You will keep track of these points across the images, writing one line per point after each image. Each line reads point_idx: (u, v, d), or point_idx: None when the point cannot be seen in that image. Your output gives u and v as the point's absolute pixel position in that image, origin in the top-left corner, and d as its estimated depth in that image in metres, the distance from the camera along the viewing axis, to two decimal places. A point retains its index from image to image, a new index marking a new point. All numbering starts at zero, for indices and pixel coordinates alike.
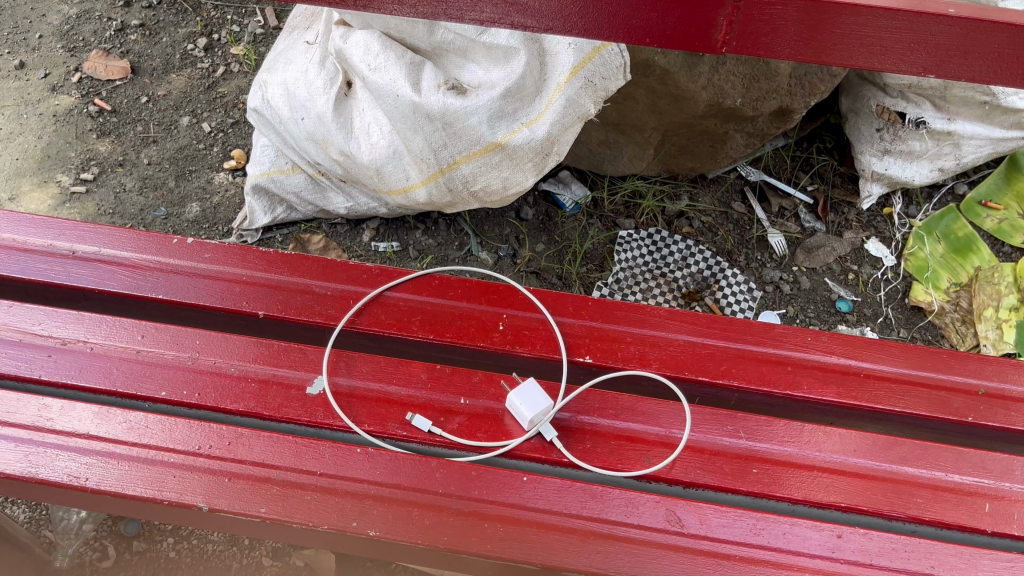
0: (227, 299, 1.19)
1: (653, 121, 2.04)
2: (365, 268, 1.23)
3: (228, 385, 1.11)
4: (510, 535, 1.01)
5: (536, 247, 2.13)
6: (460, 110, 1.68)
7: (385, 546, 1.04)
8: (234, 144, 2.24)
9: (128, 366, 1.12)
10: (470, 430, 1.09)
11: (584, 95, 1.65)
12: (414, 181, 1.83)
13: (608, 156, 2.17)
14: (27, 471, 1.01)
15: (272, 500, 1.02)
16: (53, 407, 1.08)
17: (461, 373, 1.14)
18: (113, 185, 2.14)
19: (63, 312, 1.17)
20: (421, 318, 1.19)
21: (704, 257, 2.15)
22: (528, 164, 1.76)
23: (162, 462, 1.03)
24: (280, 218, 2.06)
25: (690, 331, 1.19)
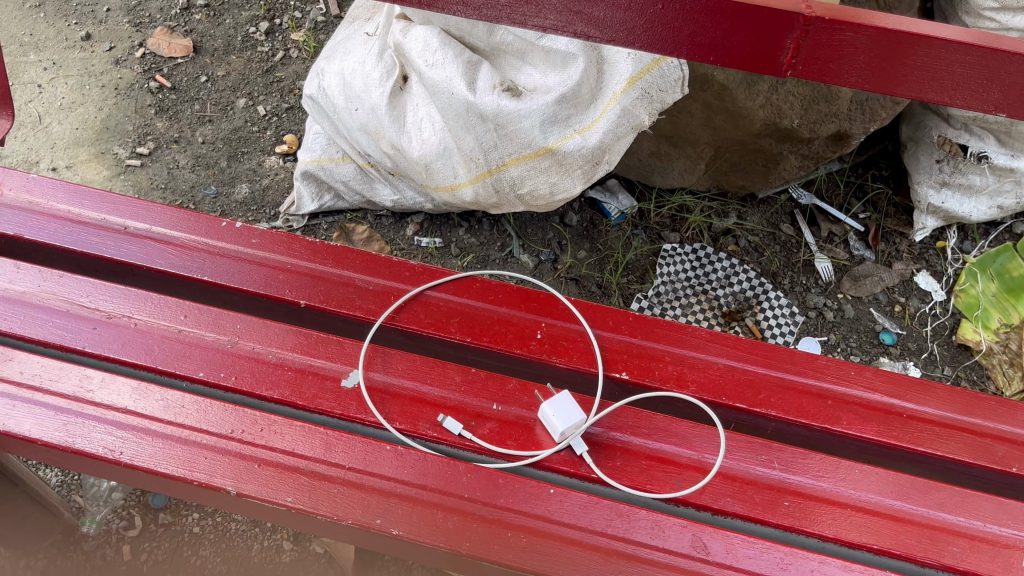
0: (271, 286, 1.20)
1: (707, 136, 2.02)
2: (408, 266, 1.24)
3: (265, 371, 1.12)
4: (533, 547, 1.00)
5: (577, 254, 2.12)
6: (513, 112, 1.68)
7: (406, 546, 1.04)
8: (287, 129, 2.27)
9: (168, 345, 1.13)
10: (500, 437, 1.08)
11: (639, 106, 1.64)
12: (461, 179, 1.84)
13: (658, 168, 2.16)
14: (64, 441, 1.03)
15: (299, 489, 1.02)
16: (93, 379, 1.10)
17: (496, 379, 1.14)
18: (167, 161, 2.18)
19: (111, 286, 1.18)
20: (459, 320, 1.18)
21: (748, 277, 2.12)
22: (578, 171, 1.75)
23: (194, 443, 1.05)
24: (327, 205, 2.08)
25: (731, 356, 1.17)
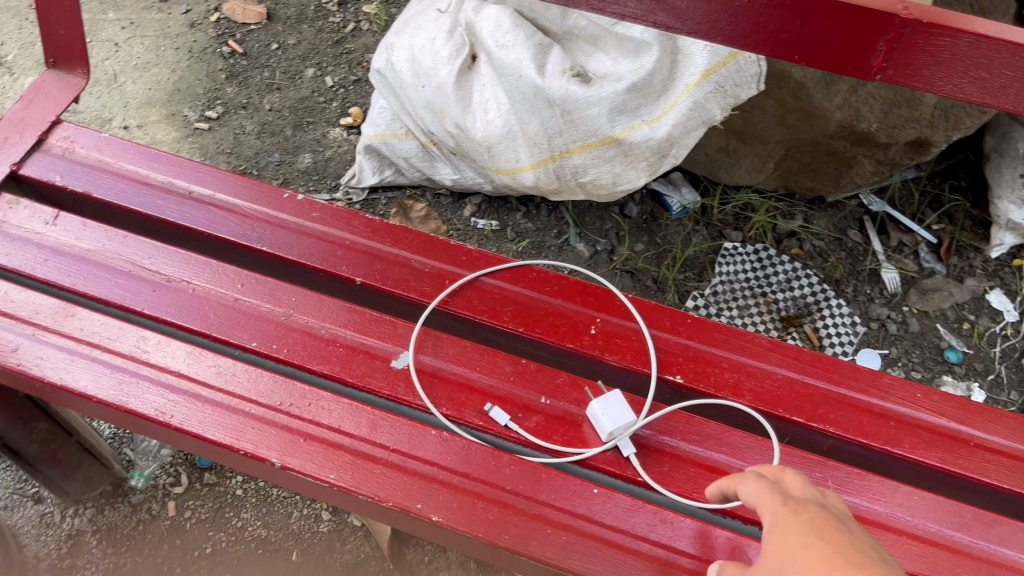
0: (327, 262, 1.20)
1: (779, 134, 1.97)
2: (465, 251, 1.22)
3: (317, 346, 1.12)
4: (573, 546, 0.98)
5: (635, 246, 2.08)
6: (581, 99, 1.66)
7: (444, 534, 1.03)
8: (353, 101, 2.27)
9: (224, 313, 1.14)
10: (546, 432, 1.07)
11: (712, 101, 1.60)
12: (523, 164, 1.81)
13: (725, 164, 2.11)
14: (118, 399, 1.05)
15: (343, 467, 1.02)
16: (149, 340, 1.11)
17: (546, 372, 1.12)
18: (234, 126, 2.20)
19: (172, 250, 1.19)
20: (513, 309, 1.17)
21: (810, 282, 2.06)
22: (643, 163, 1.72)
23: (243, 412, 1.06)
24: (387, 180, 2.08)
25: (790, 367, 1.13)
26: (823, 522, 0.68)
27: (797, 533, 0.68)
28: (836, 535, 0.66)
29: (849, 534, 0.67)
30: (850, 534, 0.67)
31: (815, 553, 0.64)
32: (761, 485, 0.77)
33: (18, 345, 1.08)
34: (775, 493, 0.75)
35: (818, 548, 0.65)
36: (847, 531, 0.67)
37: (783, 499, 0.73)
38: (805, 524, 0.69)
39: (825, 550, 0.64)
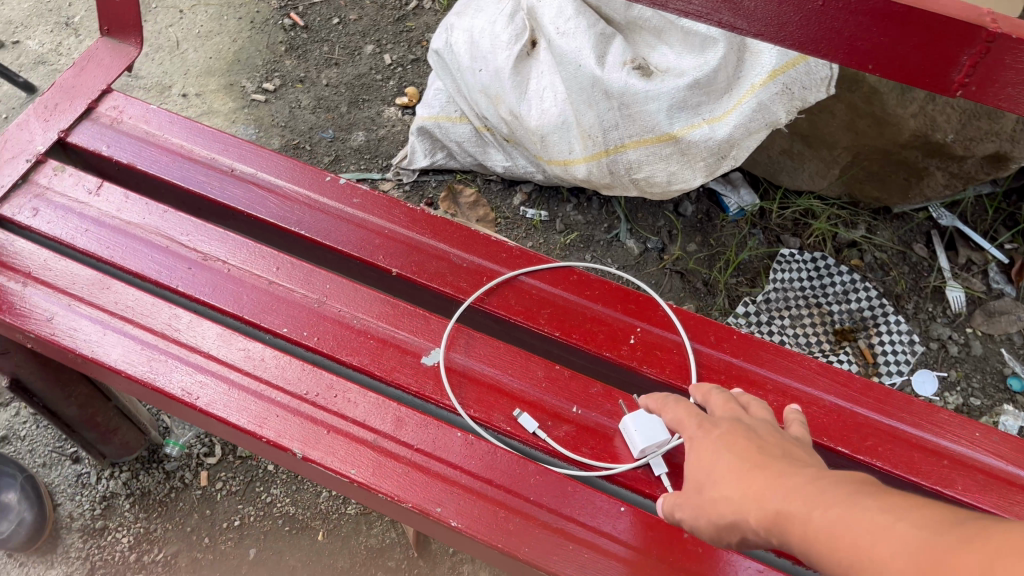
0: (365, 250, 1.17)
1: (847, 140, 1.90)
2: (505, 248, 1.18)
3: (347, 336, 1.10)
4: (594, 565, 0.94)
5: (687, 247, 2.02)
6: (641, 93, 1.60)
7: (462, 540, 0.99)
8: (410, 81, 2.24)
9: (257, 296, 1.12)
10: (575, 443, 1.03)
11: (778, 103, 1.52)
12: (576, 155, 1.77)
13: (787, 166, 2.04)
14: (146, 376, 1.04)
15: (364, 463, 1.00)
16: (182, 319, 1.10)
17: (580, 380, 1.08)
18: (290, 99, 2.20)
19: (210, 227, 1.18)
20: (550, 312, 1.13)
21: (868, 296, 1.97)
22: (700, 163, 1.65)
23: (268, 399, 1.04)
24: (438, 163, 2.05)
25: (839, 394, 1.07)
26: (738, 434, 0.73)
27: (713, 447, 0.72)
28: (750, 443, 0.71)
29: (761, 442, 0.72)
30: (761, 442, 0.72)
31: (733, 462, 0.69)
32: (683, 407, 0.81)
33: (53, 315, 1.08)
34: (694, 415, 0.78)
35: (735, 457, 0.70)
36: (760, 440, 0.72)
37: (699, 421, 0.77)
38: (718, 438, 0.73)
39: (741, 460, 0.69)
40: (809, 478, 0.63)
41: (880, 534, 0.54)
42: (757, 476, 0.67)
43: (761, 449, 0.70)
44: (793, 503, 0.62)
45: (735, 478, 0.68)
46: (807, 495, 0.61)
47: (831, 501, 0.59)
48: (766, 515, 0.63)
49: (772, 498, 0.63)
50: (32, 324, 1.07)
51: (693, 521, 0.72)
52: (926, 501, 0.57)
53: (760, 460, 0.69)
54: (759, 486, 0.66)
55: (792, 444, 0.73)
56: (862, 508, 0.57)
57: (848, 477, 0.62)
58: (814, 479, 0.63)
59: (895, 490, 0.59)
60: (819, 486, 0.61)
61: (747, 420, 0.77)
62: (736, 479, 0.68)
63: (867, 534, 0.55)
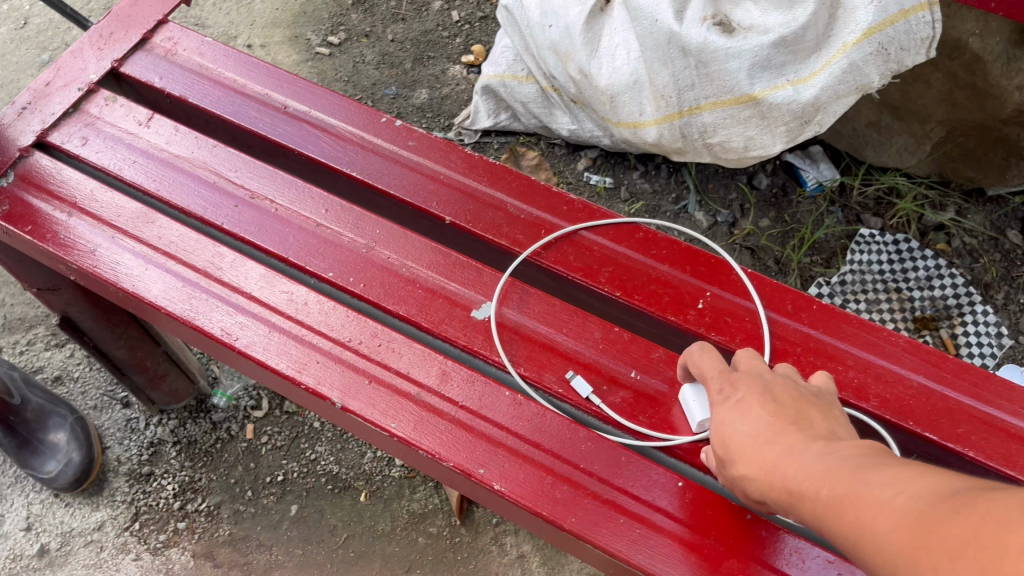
0: (418, 196, 1.10)
1: (942, 113, 1.76)
2: (566, 201, 1.10)
3: (395, 285, 1.04)
4: (645, 541, 0.86)
5: (760, 221, 1.91)
6: (721, 50, 1.49)
7: (505, 506, 0.93)
8: (477, 39, 2.17)
9: (304, 238, 1.07)
10: (632, 410, 0.95)
11: (871, 64, 1.40)
12: (647, 117, 1.67)
13: (873, 141, 1.90)
14: (185, 314, 1.00)
15: (405, 417, 0.94)
16: (225, 258, 1.05)
17: (641, 344, 1.00)
18: (354, 54, 2.14)
19: (260, 166, 1.13)
20: (612, 270, 1.05)
21: (954, 283, 1.82)
22: (781, 128, 1.54)
23: (309, 344, 0.99)
24: (502, 124, 1.97)
25: (929, 374, 0.96)
26: (753, 396, 0.73)
27: (729, 412, 0.73)
28: (767, 405, 0.72)
29: (780, 402, 0.72)
30: (777, 402, 0.72)
31: (750, 429, 0.70)
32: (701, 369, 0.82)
33: (96, 246, 1.05)
34: (713, 377, 0.79)
35: (753, 423, 0.71)
36: (780, 402, 0.72)
37: (718, 383, 0.78)
38: (734, 403, 0.74)
39: (757, 429, 0.70)
40: (819, 452, 0.63)
41: (879, 509, 0.55)
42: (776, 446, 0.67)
43: (777, 412, 0.71)
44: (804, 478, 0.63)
45: (752, 447, 0.69)
46: (812, 471, 0.62)
47: (837, 477, 0.60)
48: (782, 493, 0.65)
49: (785, 478, 0.64)
50: (75, 254, 1.04)
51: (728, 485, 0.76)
52: (933, 471, 0.56)
53: (778, 428, 0.69)
54: (772, 459, 0.67)
55: (817, 403, 0.73)
56: (864, 485, 0.57)
57: (860, 449, 0.62)
58: (827, 451, 0.63)
59: (904, 460, 0.58)
60: (830, 462, 0.61)
61: (768, 375, 0.77)
62: (753, 448, 0.69)
63: (868, 510, 0.55)
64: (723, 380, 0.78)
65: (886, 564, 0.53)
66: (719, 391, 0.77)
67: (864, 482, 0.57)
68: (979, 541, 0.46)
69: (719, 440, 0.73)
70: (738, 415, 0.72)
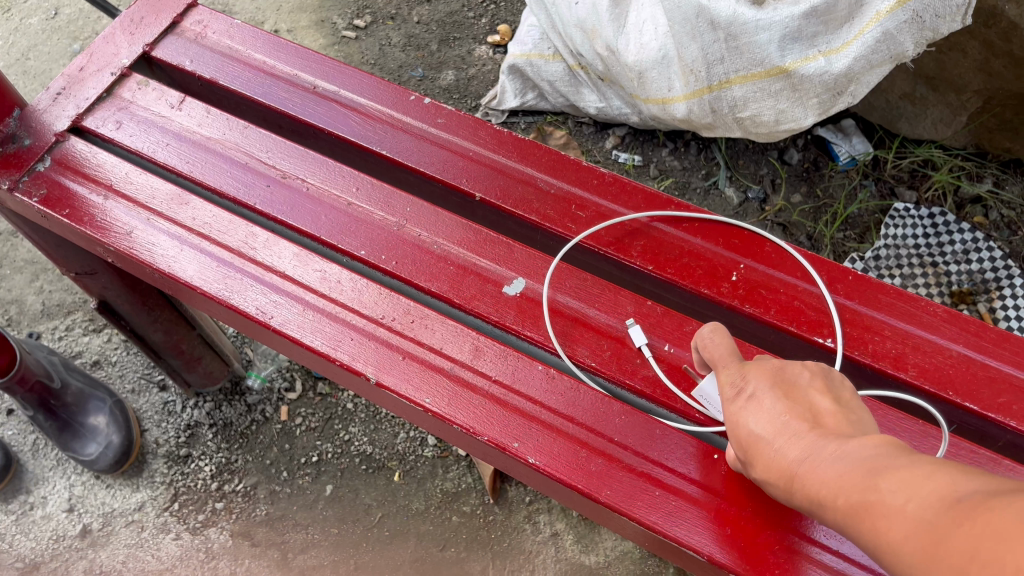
0: (448, 172, 1.10)
1: (978, 82, 1.73)
2: (597, 174, 1.10)
3: (426, 261, 1.04)
4: (681, 514, 0.86)
5: (792, 197, 1.89)
6: (750, 22, 1.47)
7: (541, 480, 0.93)
8: (503, 19, 2.16)
9: (336, 217, 1.08)
10: (666, 384, 0.95)
11: (905, 32, 1.40)
12: (676, 94, 1.66)
13: (907, 113, 1.88)
14: (221, 293, 1.01)
15: (439, 393, 0.94)
16: (258, 237, 1.06)
17: (674, 318, 1.00)
18: (380, 37, 2.14)
19: (291, 146, 1.14)
20: (644, 244, 1.04)
21: (992, 256, 1.78)
22: (813, 100, 1.52)
23: (343, 322, 0.99)
24: (529, 104, 1.97)
25: (967, 344, 0.95)
26: (764, 393, 0.67)
27: (741, 410, 0.68)
28: (780, 401, 0.66)
29: (794, 398, 0.66)
30: (791, 396, 0.67)
31: (764, 430, 0.65)
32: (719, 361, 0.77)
33: (132, 228, 1.06)
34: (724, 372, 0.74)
35: (767, 423, 0.65)
36: (795, 396, 0.66)
37: (728, 379, 0.72)
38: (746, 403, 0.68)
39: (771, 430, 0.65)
40: (833, 456, 0.58)
41: (896, 521, 0.50)
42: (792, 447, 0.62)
43: (791, 408, 0.65)
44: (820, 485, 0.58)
45: (769, 452, 0.64)
46: (827, 478, 0.57)
47: (850, 483, 0.55)
48: (804, 499, 0.60)
49: (803, 485, 0.60)
50: (112, 236, 1.05)
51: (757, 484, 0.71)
52: (948, 468, 0.51)
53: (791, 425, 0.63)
54: (790, 464, 0.62)
55: (830, 391, 0.67)
56: (877, 493, 0.52)
57: (873, 447, 0.57)
58: (839, 452, 0.58)
59: (918, 458, 0.53)
60: (842, 466, 0.56)
61: (777, 363, 0.71)
62: (770, 454, 0.64)
63: (883, 521, 0.51)
64: (733, 376, 0.72)
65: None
66: (730, 387, 0.71)
67: (878, 490, 0.52)
68: (994, 565, 0.42)
69: (735, 442, 0.68)
70: (750, 414, 0.67)
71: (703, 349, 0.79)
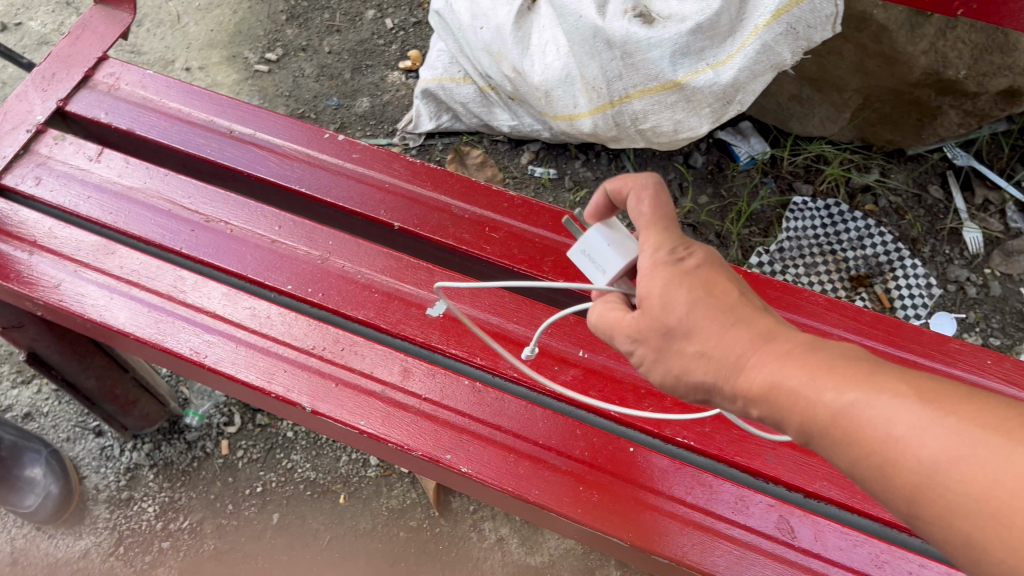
0: (366, 205, 1.16)
1: (857, 82, 1.87)
2: (506, 197, 1.17)
3: (352, 291, 1.10)
4: (606, 505, 0.94)
5: (698, 198, 2.00)
6: (643, 40, 1.56)
7: (476, 487, 1.00)
8: (413, 44, 2.23)
9: (261, 255, 1.13)
10: (583, 386, 1.03)
11: (782, 43, 1.50)
12: (582, 109, 1.75)
13: (797, 113, 2.00)
14: (154, 337, 1.05)
15: (373, 414, 1.00)
16: (187, 280, 1.10)
17: (586, 325, 1.07)
18: (293, 69, 2.18)
19: (212, 190, 1.18)
20: (554, 260, 1.12)
21: (884, 241, 1.94)
22: (706, 110, 1.63)
23: (277, 355, 1.04)
24: (444, 126, 2.03)
25: (849, 327, 1.06)
26: (710, 271, 0.67)
27: (684, 277, 0.65)
28: (724, 283, 0.66)
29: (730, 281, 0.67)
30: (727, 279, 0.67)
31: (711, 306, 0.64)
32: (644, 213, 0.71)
33: (60, 281, 1.09)
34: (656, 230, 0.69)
35: (715, 301, 0.64)
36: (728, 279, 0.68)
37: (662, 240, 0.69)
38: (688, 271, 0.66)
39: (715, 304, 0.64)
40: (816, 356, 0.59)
41: (925, 430, 0.52)
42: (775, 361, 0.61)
43: (729, 288, 0.66)
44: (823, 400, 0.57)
45: (719, 328, 0.63)
46: (815, 373, 0.57)
47: (849, 385, 0.56)
48: (759, 385, 0.60)
49: (773, 374, 0.59)
50: (40, 291, 1.08)
51: (649, 357, 0.68)
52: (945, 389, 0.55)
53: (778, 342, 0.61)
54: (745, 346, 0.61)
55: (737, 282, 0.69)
56: (892, 400, 0.54)
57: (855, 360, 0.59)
58: (826, 356, 0.59)
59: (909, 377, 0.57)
60: (852, 387, 0.56)
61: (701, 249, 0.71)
62: (719, 329, 0.63)
63: (904, 424, 0.53)
64: (671, 240, 0.69)
65: (933, 493, 0.51)
66: (663, 248, 0.68)
67: (897, 413, 0.53)
68: None
69: (661, 301, 0.65)
70: (693, 283, 0.65)
71: (635, 192, 0.72)
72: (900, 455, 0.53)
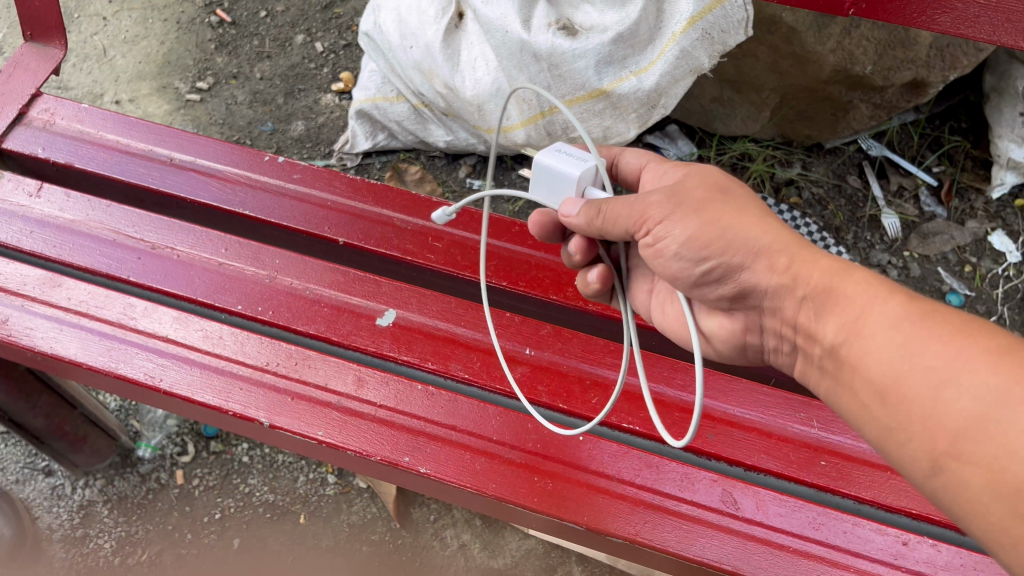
0: (311, 223, 1.20)
1: (772, 82, 1.97)
2: (446, 207, 1.22)
3: (302, 307, 1.13)
4: (561, 493, 0.99)
5: None
6: (568, 52, 1.64)
7: (436, 487, 1.03)
8: (344, 66, 2.26)
9: (209, 278, 1.15)
10: (531, 382, 1.07)
11: (699, 48, 1.57)
12: (514, 121, 1.78)
13: (719, 114, 2.10)
14: (107, 365, 1.06)
15: (330, 424, 1.03)
16: (136, 307, 1.11)
17: (530, 324, 1.12)
18: (225, 96, 2.20)
19: (156, 218, 1.20)
20: (496, 264, 1.17)
21: (809, 231, 2.04)
22: (632, 115, 1.71)
23: (231, 374, 1.06)
24: (381, 145, 2.05)
25: None
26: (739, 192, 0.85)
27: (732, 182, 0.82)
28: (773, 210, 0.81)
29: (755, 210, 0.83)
30: None
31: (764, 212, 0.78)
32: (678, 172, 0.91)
33: (7, 317, 1.10)
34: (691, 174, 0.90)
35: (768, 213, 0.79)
36: None
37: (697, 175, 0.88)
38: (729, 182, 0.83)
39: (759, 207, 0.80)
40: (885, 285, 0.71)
41: (957, 374, 0.63)
42: (874, 294, 0.70)
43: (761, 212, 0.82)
44: (911, 335, 0.66)
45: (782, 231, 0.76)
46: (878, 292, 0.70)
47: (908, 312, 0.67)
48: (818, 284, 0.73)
49: (837, 280, 0.72)
50: None
51: (679, 213, 0.77)
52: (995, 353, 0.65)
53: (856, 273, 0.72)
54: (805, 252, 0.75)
55: None
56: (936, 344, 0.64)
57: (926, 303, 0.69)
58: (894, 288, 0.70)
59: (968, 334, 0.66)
60: (927, 330, 0.65)
61: None
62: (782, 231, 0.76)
63: (939, 358, 0.64)
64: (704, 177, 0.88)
65: (947, 420, 0.62)
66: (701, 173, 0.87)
67: (941, 351, 0.64)
68: None
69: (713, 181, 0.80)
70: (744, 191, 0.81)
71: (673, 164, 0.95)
72: (969, 399, 0.61)
